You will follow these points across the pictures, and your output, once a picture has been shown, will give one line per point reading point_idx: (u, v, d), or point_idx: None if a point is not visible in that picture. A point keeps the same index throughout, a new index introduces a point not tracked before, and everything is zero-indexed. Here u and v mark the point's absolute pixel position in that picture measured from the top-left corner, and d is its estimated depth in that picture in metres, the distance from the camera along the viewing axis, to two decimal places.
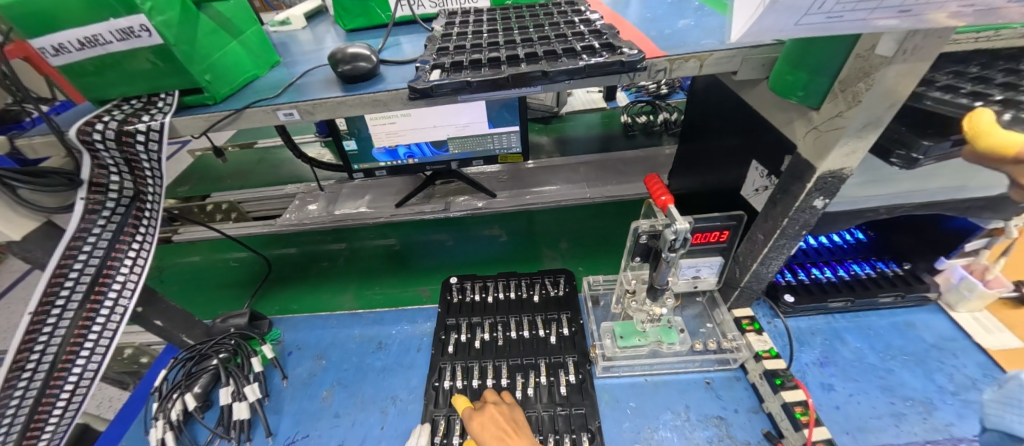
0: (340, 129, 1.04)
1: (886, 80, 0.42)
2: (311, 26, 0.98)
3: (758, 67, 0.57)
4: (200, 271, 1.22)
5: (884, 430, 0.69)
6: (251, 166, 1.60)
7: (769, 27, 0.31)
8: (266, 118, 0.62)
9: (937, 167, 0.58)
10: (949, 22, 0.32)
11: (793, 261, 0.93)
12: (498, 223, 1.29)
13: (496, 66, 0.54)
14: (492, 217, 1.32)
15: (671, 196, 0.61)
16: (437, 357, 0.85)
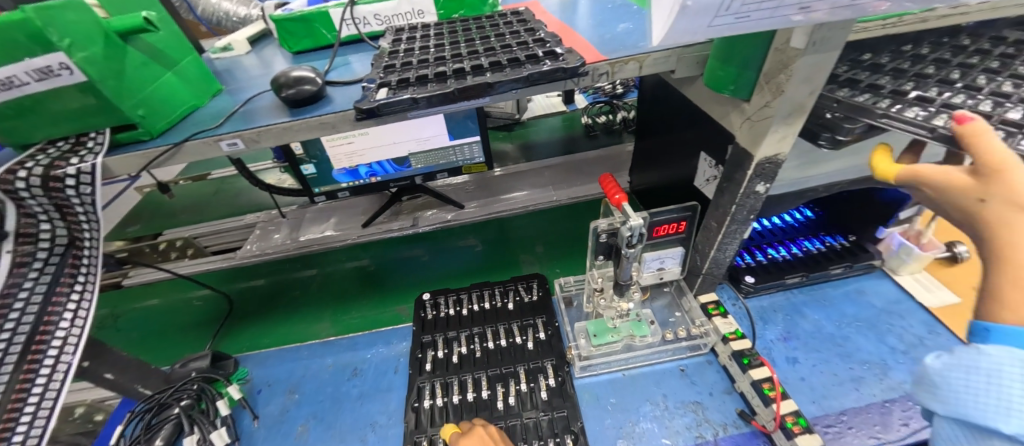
0: (296, 154, 1.02)
1: (802, 70, 0.45)
2: (255, 50, 0.95)
3: (692, 65, 0.60)
4: (160, 315, 1.14)
5: (846, 395, 0.73)
6: (206, 198, 1.53)
7: (685, 31, 0.33)
8: (209, 150, 0.60)
9: (864, 145, 0.63)
10: (847, 15, 0.35)
11: (751, 244, 0.98)
12: (472, 233, 1.28)
13: (444, 80, 0.55)
14: (466, 228, 1.31)
15: (626, 195, 0.63)
16: (415, 376, 0.83)
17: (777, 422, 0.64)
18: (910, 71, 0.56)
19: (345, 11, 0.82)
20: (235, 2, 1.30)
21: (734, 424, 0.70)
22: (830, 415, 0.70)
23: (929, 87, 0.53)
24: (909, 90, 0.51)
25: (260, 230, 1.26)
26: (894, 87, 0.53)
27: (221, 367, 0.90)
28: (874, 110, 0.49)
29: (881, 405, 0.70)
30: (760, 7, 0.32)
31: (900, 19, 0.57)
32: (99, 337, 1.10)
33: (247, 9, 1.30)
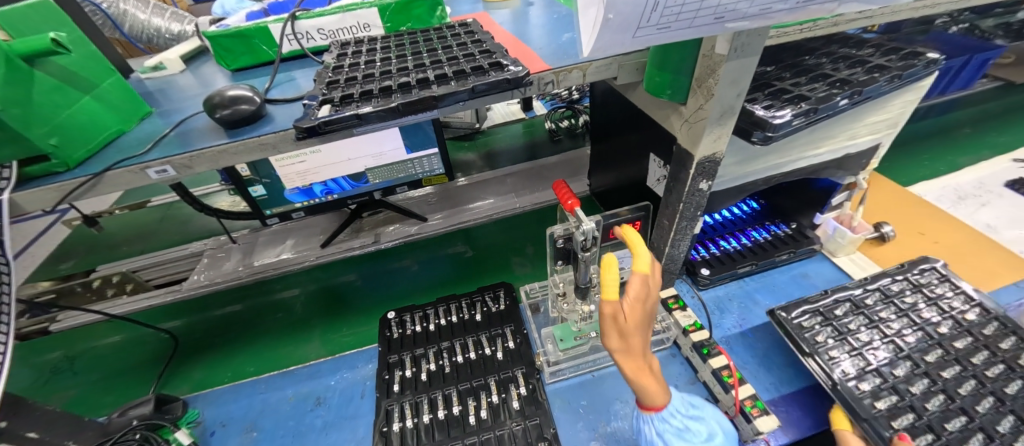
0: (243, 175, 0.96)
1: (728, 74, 0.48)
2: (191, 68, 0.89)
3: (633, 71, 0.63)
4: (116, 355, 1.03)
5: (798, 375, 0.77)
6: (152, 226, 1.43)
7: (612, 43, 0.35)
8: (136, 178, 0.56)
9: (792, 140, 0.68)
10: (762, 22, 0.38)
11: (705, 237, 1.02)
12: (464, 239, 1.26)
13: (389, 94, 0.54)
14: (445, 237, 1.28)
15: (575, 196, 0.65)
16: (382, 399, 0.80)
17: (738, 408, 0.67)
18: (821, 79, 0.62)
19: (286, 27, 0.79)
20: (167, 18, 1.24)
21: None
22: (784, 397, 0.74)
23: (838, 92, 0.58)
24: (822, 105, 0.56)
25: (208, 258, 1.18)
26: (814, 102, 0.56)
27: (168, 410, 0.83)
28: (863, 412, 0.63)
29: None
30: (680, 19, 0.34)
31: (817, 24, 0.61)
32: (45, 383, 0.99)
33: (181, 26, 1.24)
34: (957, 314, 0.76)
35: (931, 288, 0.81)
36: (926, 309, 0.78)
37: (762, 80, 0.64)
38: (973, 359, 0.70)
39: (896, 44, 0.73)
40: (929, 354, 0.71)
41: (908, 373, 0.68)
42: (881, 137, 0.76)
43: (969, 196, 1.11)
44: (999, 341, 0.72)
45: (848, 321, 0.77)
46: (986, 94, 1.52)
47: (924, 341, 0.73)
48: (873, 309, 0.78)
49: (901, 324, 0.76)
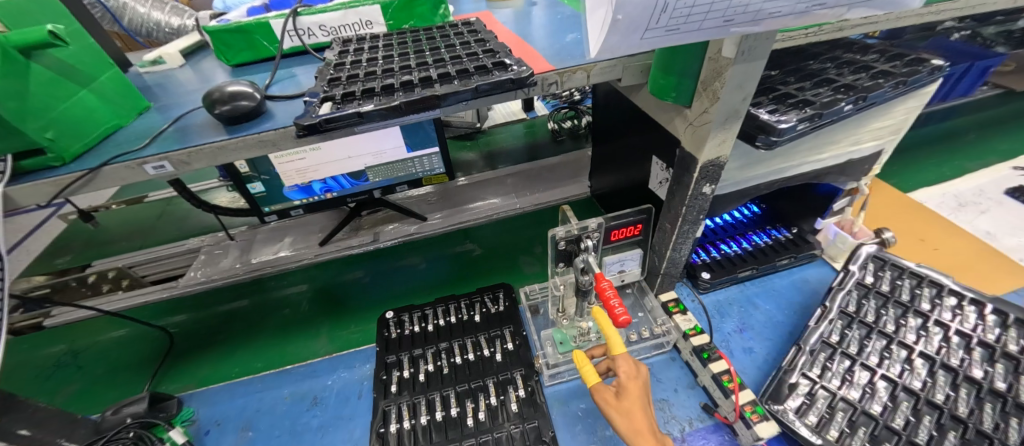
0: (242, 172, 0.95)
1: (734, 78, 0.47)
2: (191, 63, 0.89)
3: (637, 73, 0.62)
4: (115, 351, 1.02)
5: None
6: (150, 222, 1.42)
7: (619, 44, 0.34)
8: (133, 174, 0.55)
9: (795, 145, 0.67)
10: (771, 26, 0.37)
11: (705, 241, 1.02)
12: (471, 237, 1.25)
13: (390, 93, 0.53)
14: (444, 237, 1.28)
15: (616, 290, 0.61)
16: (379, 399, 0.79)
17: (737, 413, 0.67)
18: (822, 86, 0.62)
19: (288, 22, 0.79)
20: (167, 12, 1.23)
21: (699, 417, 0.72)
22: None
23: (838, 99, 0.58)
24: (826, 111, 0.56)
25: (205, 254, 1.17)
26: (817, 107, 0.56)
27: (162, 409, 0.82)
28: None
29: None
30: (688, 20, 0.34)
31: (821, 29, 0.61)
32: (37, 380, 0.97)
33: (181, 20, 1.23)
34: (913, 333, 0.75)
35: (882, 297, 0.80)
36: (886, 337, 0.75)
37: (767, 84, 0.64)
38: (949, 383, 0.68)
39: (899, 51, 0.72)
40: (924, 395, 0.66)
41: (920, 431, 0.63)
42: (884, 143, 0.76)
43: (970, 204, 1.11)
44: (957, 350, 0.71)
45: (831, 375, 0.70)
46: (988, 102, 1.52)
47: (909, 378, 0.69)
48: (843, 350, 0.73)
49: (877, 365, 0.71)
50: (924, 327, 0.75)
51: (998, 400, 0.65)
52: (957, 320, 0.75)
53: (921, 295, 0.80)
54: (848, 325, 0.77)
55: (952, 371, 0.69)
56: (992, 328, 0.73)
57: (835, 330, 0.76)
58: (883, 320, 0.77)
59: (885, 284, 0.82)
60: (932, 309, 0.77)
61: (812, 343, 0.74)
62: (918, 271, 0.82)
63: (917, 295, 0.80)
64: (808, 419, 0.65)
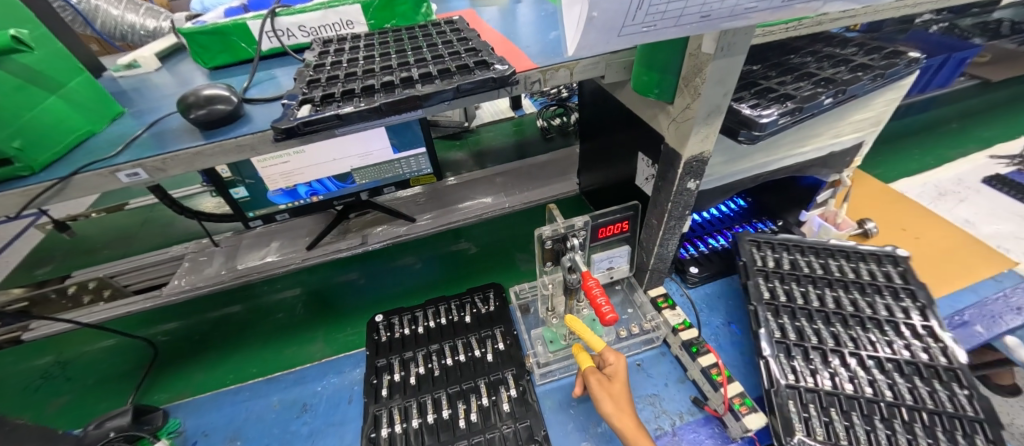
0: (224, 177, 0.93)
1: (714, 74, 0.47)
2: (168, 66, 0.87)
3: (620, 70, 0.62)
4: (102, 362, 0.99)
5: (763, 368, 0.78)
6: (133, 229, 1.38)
7: (596, 42, 0.34)
8: (106, 182, 0.54)
9: (777, 139, 0.68)
10: (749, 21, 0.37)
11: (693, 236, 1.03)
12: (466, 236, 1.24)
13: (371, 94, 0.53)
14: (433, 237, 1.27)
15: (602, 288, 0.61)
16: (370, 404, 0.78)
17: (726, 405, 0.67)
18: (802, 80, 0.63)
19: (266, 23, 0.77)
20: (142, 14, 1.20)
21: (689, 411, 0.73)
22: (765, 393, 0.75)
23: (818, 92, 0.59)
24: (806, 104, 0.56)
25: (189, 262, 1.15)
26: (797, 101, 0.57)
27: (147, 421, 0.79)
28: None
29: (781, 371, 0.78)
30: (665, 17, 0.34)
31: (800, 23, 0.61)
32: (15, 396, 0.94)
33: (156, 22, 1.20)
34: (817, 297, 0.81)
35: (782, 275, 0.85)
36: (806, 312, 0.79)
37: (748, 79, 0.65)
38: (866, 327, 0.76)
39: (878, 43, 0.73)
40: (867, 353, 0.72)
41: (887, 389, 0.67)
42: (864, 135, 0.78)
43: (949, 193, 1.13)
44: (846, 295, 0.82)
45: (798, 371, 0.70)
46: (965, 92, 1.55)
47: (851, 343, 0.74)
48: (785, 338, 0.74)
49: (817, 343, 0.74)
50: (821, 286, 0.83)
51: (897, 326, 0.76)
52: (839, 271, 0.86)
53: (805, 263, 0.87)
54: (775, 312, 0.79)
55: (859, 315, 0.78)
56: (852, 264, 0.88)
57: (773, 324, 0.77)
58: (792, 295, 0.81)
59: (773, 264, 0.87)
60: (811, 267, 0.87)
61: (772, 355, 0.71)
62: (796, 244, 0.91)
63: (803, 262, 0.88)
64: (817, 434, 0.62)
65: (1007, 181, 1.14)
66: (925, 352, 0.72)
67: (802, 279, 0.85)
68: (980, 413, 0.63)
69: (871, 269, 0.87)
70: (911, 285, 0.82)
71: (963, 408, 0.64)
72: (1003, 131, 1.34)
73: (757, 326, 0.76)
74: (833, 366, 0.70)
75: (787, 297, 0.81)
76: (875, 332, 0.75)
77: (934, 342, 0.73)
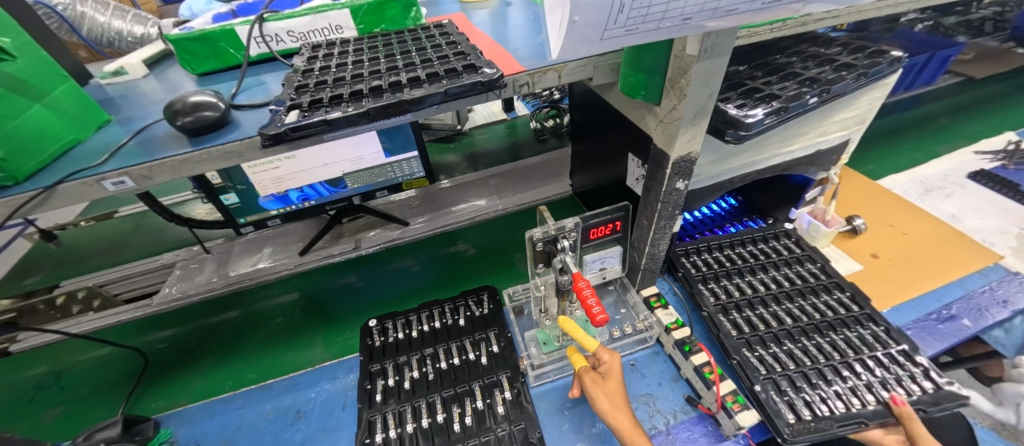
0: (214, 183, 0.92)
1: (699, 75, 0.48)
2: (155, 73, 0.86)
3: (608, 72, 0.63)
4: (94, 372, 0.98)
5: None
6: (123, 238, 1.36)
7: (580, 44, 0.35)
8: (91, 191, 0.53)
9: (764, 139, 0.69)
10: (731, 23, 0.38)
11: (685, 235, 1.03)
12: (463, 237, 1.24)
13: (358, 99, 0.52)
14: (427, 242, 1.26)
15: (593, 289, 0.62)
16: (364, 409, 0.78)
17: (720, 403, 0.68)
18: (787, 80, 0.64)
19: (253, 29, 0.77)
20: (129, 21, 1.19)
21: (683, 409, 0.73)
22: None
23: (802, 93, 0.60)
24: (791, 104, 0.57)
25: (180, 270, 1.14)
26: (781, 102, 0.57)
27: (137, 432, 0.79)
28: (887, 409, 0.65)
29: None
30: (647, 20, 0.34)
31: (785, 24, 0.62)
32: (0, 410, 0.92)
33: (144, 28, 1.19)
34: (749, 285, 0.87)
35: (713, 271, 0.91)
36: (746, 301, 0.84)
37: (735, 79, 0.65)
38: (794, 298, 0.85)
39: (861, 43, 0.75)
40: (807, 323, 0.80)
41: (831, 348, 0.75)
42: (850, 133, 0.79)
43: (935, 189, 1.15)
44: (767, 274, 0.90)
45: (764, 360, 0.74)
46: (951, 89, 1.57)
47: (792, 319, 0.81)
48: (740, 331, 0.79)
49: (765, 327, 0.79)
50: (751, 273, 0.90)
51: (815, 286, 0.87)
52: (759, 256, 0.94)
53: (734, 258, 0.93)
54: (723, 310, 0.83)
55: (787, 288, 0.86)
56: (761, 245, 0.96)
57: (723, 318, 0.81)
58: (727, 288, 0.87)
59: (706, 266, 0.92)
60: (732, 257, 0.94)
61: (736, 351, 0.75)
62: (715, 242, 0.96)
63: (727, 258, 0.94)
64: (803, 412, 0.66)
65: (992, 177, 1.16)
66: (844, 304, 0.83)
67: (732, 270, 0.91)
68: (900, 343, 0.75)
69: (776, 245, 0.96)
70: (807, 251, 0.94)
71: (888, 343, 0.75)
72: (987, 127, 1.36)
73: (716, 328, 0.79)
74: (784, 345, 0.76)
75: (727, 291, 0.87)
76: (803, 300, 0.84)
77: (842, 293, 0.85)
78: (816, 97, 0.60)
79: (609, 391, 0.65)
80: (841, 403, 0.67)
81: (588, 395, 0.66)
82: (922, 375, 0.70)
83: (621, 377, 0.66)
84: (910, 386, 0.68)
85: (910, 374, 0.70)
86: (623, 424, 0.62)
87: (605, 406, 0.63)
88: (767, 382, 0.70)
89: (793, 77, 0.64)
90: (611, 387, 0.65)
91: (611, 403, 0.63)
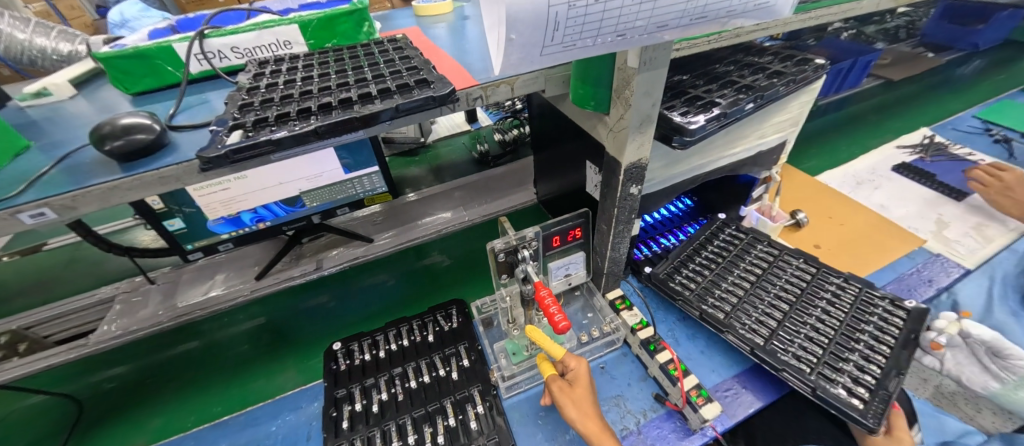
0: (155, 209, 0.86)
1: (640, 85, 0.50)
2: (84, 93, 0.80)
3: (559, 83, 0.65)
4: (22, 424, 0.88)
5: (711, 355, 0.83)
6: (55, 271, 1.25)
7: (520, 61, 0.35)
8: (6, 226, 0.48)
9: (708, 143, 0.73)
10: (664, 37, 0.40)
11: (646, 237, 1.06)
12: (443, 247, 1.23)
13: (307, 117, 0.51)
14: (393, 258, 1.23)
15: (555, 298, 0.62)
16: (330, 438, 0.74)
17: (684, 399, 0.70)
18: (725, 88, 0.68)
19: (193, 46, 0.73)
20: (53, 38, 1.10)
21: (653, 408, 0.75)
22: (727, 380, 0.79)
23: (738, 99, 0.64)
24: (729, 111, 0.61)
25: (121, 304, 1.05)
26: (719, 108, 0.61)
27: None
28: (904, 354, 0.72)
29: (722, 352, 0.83)
30: (583, 36, 0.35)
31: (720, 36, 0.66)
32: None
33: (71, 45, 1.11)
34: (731, 282, 0.89)
35: (692, 281, 0.90)
36: (739, 299, 0.85)
37: (678, 88, 0.69)
38: (774, 284, 0.88)
39: (790, 52, 0.80)
40: (796, 302, 0.84)
41: (829, 318, 0.80)
42: (786, 134, 0.85)
43: (865, 181, 1.25)
44: (738, 267, 0.92)
45: (798, 355, 0.74)
46: (874, 90, 1.72)
47: (787, 307, 0.83)
48: (760, 335, 0.78)
49: (775, 322, 0.80)
50: (730, 272, 0.91)
51: (776, 263, 0.93)
52: (723, 252, 0.96)
53: (707, 264, 0.93)
54: (726, 315, 0.82)
55: (762, 274, 0.90)
56: (717, 242, 0.99)
57: (734, 328, 0.80)
58: (714, 294, 0.87)
59: (689, 282, 0.90)
60: (697, 260, 0.95)
61: (774, 359, 0.73)
62: (681, 251, 0.97)
63: (696, 262, 0.95)
64: (861, 394, 0.68)
65: (913, 169, 1.28)
66: (805, 268, 0.91)
67: (705, 272, 0.92)
68: (859, 283, 0.86)
69: (726, 236, 1.01)
70: (750, 233, 1.00)
71: (854, 290, 0.85)
72: (907, 124, 1.50)
73: (742, 342, 0.77)
74: (792, 333, 0.78)
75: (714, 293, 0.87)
76: (779, 280, 0.88)
77: (798, 260, 0.93)
78: (750, 103, 0.64)
79: (579, 396, 0.66)
80: (872, 364, 0.72)
81: (557, 402, 0.66)
82: (892, 305, 0.81)
83: (589, 382, 0.67)
84: (894, 319, 0.79)
85: (885, 308, 0.81)
86: (592, 428, 0.62)
87: (574, 412, 0.64)
88: (816, 377, 0.70)
89: (729, 86, 0.69)
90: (580, 393, 0.66)
91: (580, 408, 0.64)
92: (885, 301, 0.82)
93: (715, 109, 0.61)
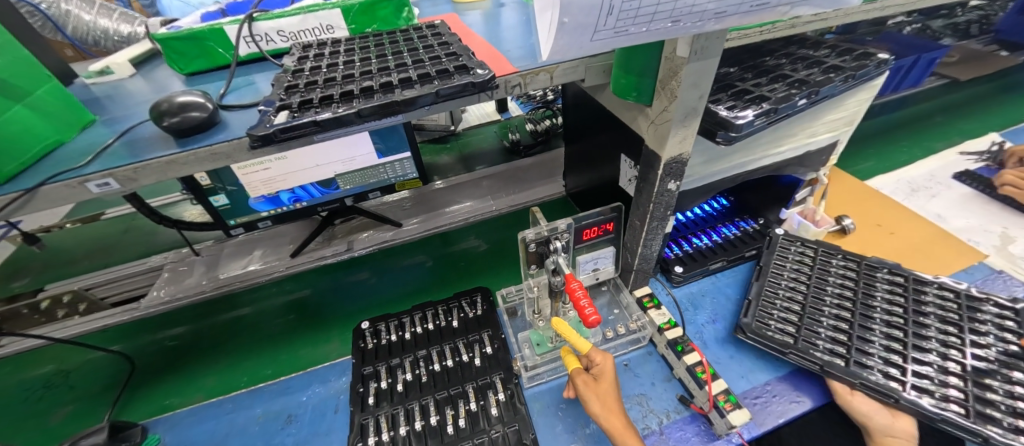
0: (203, 184, 0.91)
1: (689, 75, 0.48)
2: (142, 72, 0.85)
3: (600, 73, 0.63)
4: (82, 375, 0.96)
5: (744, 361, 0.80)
6: (112, 239, 1.34)
7: (570, 46, 0.35)
8: (73, 193, 0.52)
9: (753, 140, 0.70)
10: (720, 24, 0.38)
11: (678, 235, 1.04)
12: (479, 231, 1.24)
13: (350, 100, 0.52)
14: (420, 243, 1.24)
15: (586, 291, 0.62)
16: (357, 413, 0.77)
17: (711, 403, 0.69)
18: (776, 82, 0.64)
19: (243, 28, 0.76)
20: (115, 19, 1.16)
21: (676, 409, 0.74)
22: (757, 387, 0.76)
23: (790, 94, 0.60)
24: (781, 105, 0.58)
25: (169, 272, 1.11)
26: (770, 103, 0.58)
27: (124, 438, 0.77)
28: None
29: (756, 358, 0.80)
30: (635, 21, 0.34)
31: (775, 26, 0.63)
32: None
33: (130, 27, 1.17)
34: (829, 314, 0.79)
35: (786, 319, 0.79)
36: (848, 333, 0.76)
37: (725, 81, 0.66)
38: (876, 312, 0.79)
39: (850, 45, 0.75)
40: (906, 324, 0.77)
41: (947, 339, 0.74)
42: (839, 134, 0.80)
43: (921, 189, 1.17)
44: (826, 293, 0.83)
45: (944, 393, 0.67)
46: (937, 90, 1.59)
47: (905, 339, 0.74)
48: (895, 377, 0.69)
49: (900, 356, 0.72)
50: (823, 301, 0.81)
51: (864, 281, 0.85)
52: (802, 276, 0.87)
53: (795, 294, 0.83)
54: (844, 358, 0.72)
55: (857, 298, 0.82)
56: (792, 265, 0.89)
57: (865, 375, 0.69)
58: (819, 335, 0.76)
59: (783, 325, 0.78)
60: (774, 290, 0.85)
61: (932, 409, 0.64)
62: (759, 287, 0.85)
63: (777, 292, 0.84)
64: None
65: (977, 177, 1.18)
66: (894, 282, 0.84)
67: (794, 305, 0.81)
68: (958, 288, 0.82)
69: (795, 252, 0.93)
70: (816, 246, 0.93)
71: (953, 297, 0.81)
72: (973, 127, 1.39)
73: (881, 391, 0.67)
74: (919, 365, 0.70)
75: (813, 329, 0.77)
76: (875, 300, 0.81)
77: (888, 274, 0.86)
78: (804, 98, 0.61)
79: (602, 391, 0.65)
80: (1016, 386, 0.67)
81: (580, 395, 0.66)
82: (993, 306, 0.79)
83: (614, 378, 0.67)
84: (1007, 324, 0.76)
85: (992, 313, 0.78)
86: (615, 424, 0.62)
87: (595, 405, 0.64)
88: (977, 417, 0.63)
89: (781, 80, 0.65)
90: (604, 387, 0.65)
91: (603, 402, 0.64)
92: (989, 305, 0.79)
93: (764, 104, 0.58)
